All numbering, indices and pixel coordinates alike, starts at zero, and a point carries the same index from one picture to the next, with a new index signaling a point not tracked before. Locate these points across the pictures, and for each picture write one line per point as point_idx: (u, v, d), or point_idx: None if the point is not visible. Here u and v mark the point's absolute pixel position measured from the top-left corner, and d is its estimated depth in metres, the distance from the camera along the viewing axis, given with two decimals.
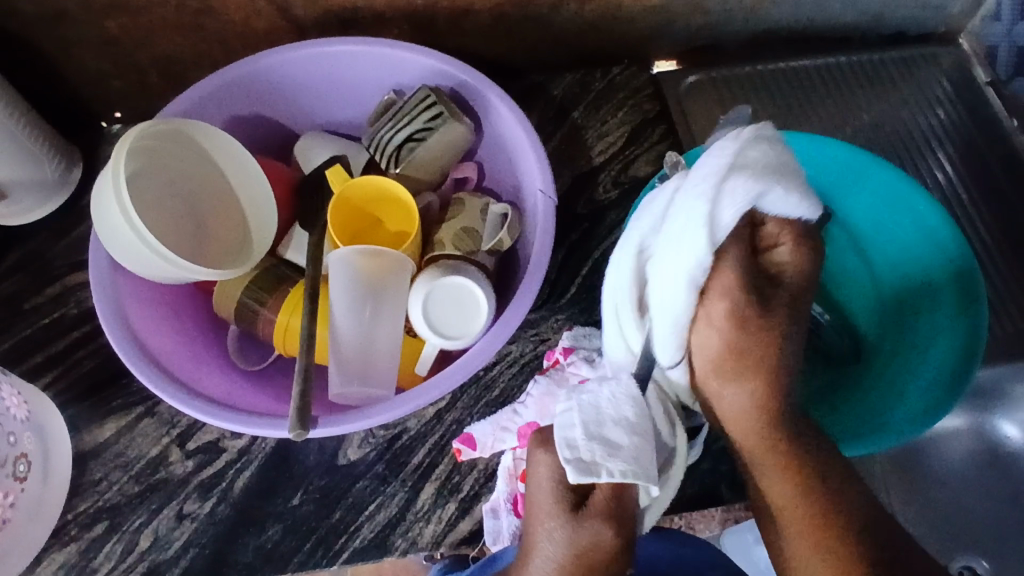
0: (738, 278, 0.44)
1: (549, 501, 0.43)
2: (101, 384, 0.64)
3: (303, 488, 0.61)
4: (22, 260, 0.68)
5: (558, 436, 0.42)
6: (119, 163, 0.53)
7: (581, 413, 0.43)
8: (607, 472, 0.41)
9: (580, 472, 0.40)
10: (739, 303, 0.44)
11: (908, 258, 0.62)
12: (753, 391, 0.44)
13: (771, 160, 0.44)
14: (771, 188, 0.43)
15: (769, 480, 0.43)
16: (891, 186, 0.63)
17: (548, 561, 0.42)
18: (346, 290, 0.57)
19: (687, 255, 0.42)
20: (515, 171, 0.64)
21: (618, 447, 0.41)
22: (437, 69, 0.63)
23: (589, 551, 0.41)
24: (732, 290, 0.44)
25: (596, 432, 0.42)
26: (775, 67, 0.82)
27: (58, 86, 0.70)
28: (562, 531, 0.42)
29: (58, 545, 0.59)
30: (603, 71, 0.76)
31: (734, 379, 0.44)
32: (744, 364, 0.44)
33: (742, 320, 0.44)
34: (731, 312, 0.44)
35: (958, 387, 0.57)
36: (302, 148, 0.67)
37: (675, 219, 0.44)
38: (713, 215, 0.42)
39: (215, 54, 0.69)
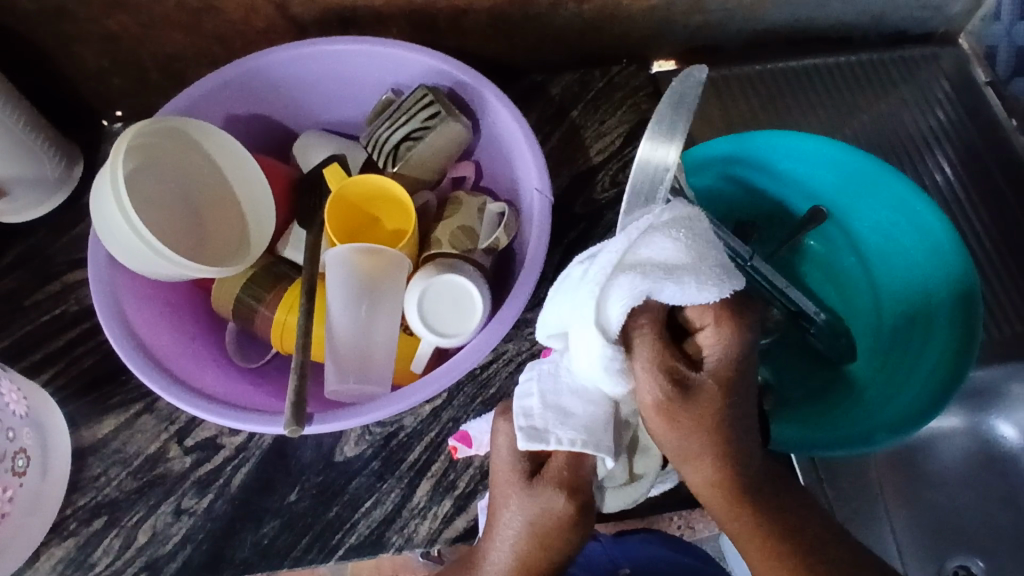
0: (662, 360, 0.41)
1: (506, 471, 0.44)
2: (101, 380, 0.64)
3: (300, 484, 0.61)
4: (23, 256, 0.68)
5: (516, 406, 0.44)
6: (117, 161, 0.53)
7: (539, 382, 0.44)
8: (557, 439, 0.42)
9: (530, 439, 0.42)
10: (670, 394, 0.41)
11: (910, 263, 0.62)
12: (708, 468, 0.42)
13: (669, 253, 0.41)
14: (664, 283, 0.40)
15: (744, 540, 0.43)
16: (894, 191, 0.61)
17: (508, 531, 0.43)
18: (344, 288, 0.58)
19: (587, 355, 0.41)
20: (512, 170, 0.64)
21: (570, 416, 0.42)
22: (436, 68, 0.63)
23: (544, 518, 0.42)
24: (656, 373, 0.41)
25: (552, 402, 0.43)
26: (773, 67, 0.82)
27: (59, 84, 0.70)
28: (518, 498, 0.43)
29: (57, 540, 0.60)
30: (602, 71, 0.77)
31: (687, 465, 0.42)
32: (690, 453, 0.41)
33: (671, 407, 0.41)
34: (660, 404, 0.41)
35: (945, 398, 0.55)
36: (301, 147, 0.68)
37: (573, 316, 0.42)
38: (602, 315, 0.40)
39: (215, 52, 0.70)
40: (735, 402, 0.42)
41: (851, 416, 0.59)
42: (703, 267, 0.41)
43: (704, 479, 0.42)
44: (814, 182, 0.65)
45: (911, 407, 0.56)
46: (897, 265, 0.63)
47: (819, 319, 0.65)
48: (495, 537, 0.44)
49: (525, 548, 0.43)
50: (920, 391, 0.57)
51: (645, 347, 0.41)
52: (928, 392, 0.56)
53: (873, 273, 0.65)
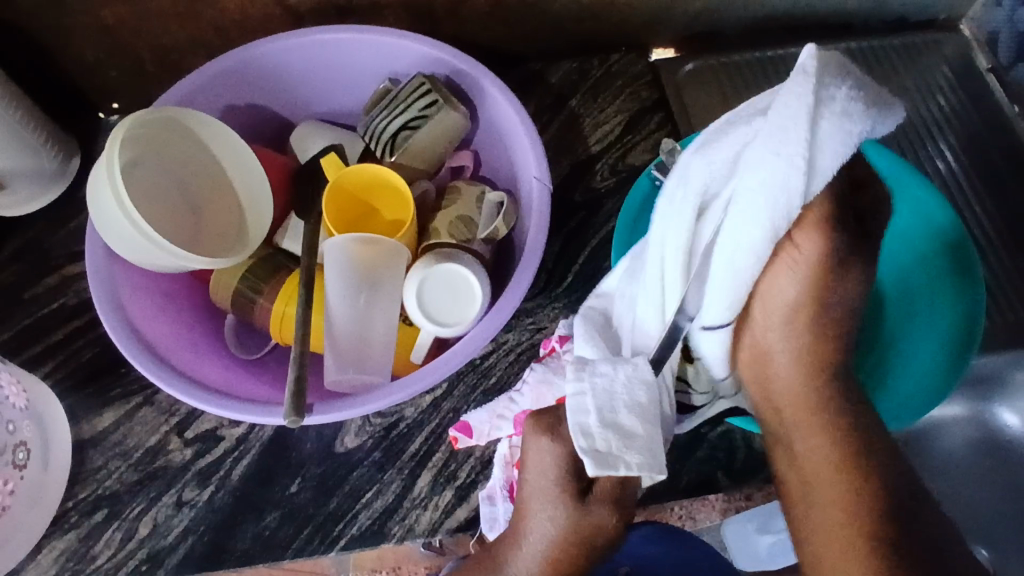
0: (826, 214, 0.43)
1: (553, 491, 0.46)
2: (101, 373, 0.64)
3: (301, 475, 0.61)
4: (21, 250, 0.68)
5: (572, 424, 0.43)
6: (113, 151, 0.53)
7: (595, 398, 0.44)
8: (624, 465, 0.42)
9: (599, 465, 0.42)
10: (822, 246, 0.44)
11: (896, 235, 0.62)
12: (802, 353, 0.46)
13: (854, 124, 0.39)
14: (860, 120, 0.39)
15: (811, 441, 0.44)
16: (892, 171, 0.60)
17: (542, 541, 0.46)
18: (342, 277, 0.58)
19: (770, 202, 0.40)
20: (510, 158, 0.64)
21: (633, 437, 0.43)
22: (433, 56, 0.63)
23: (588, 535, 0.45)
24: (823, 225, 0.43)
25: (611, 421, 0.43)
26: (775, 54, 0.81)
27: (54, 76, 0.70)
28: (565, 517, 0.45)
29: (58, 533, 0.60)
30: (601, 59, 0.76)
31: (799, 331, 0.46)
32: (808, 325, 0.46)
33: (824, 269, 0.45)
34: (816, 259, 0.44)
35: (960, 364, 0.57)
36: (298, 138, 0.68)
37: (755, 164, 0.40)
38: (810, 160, 0.39)
39: (212, 43, 0.69)
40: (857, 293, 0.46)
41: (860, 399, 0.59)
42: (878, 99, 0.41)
43: (801, 362, 0.46)
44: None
45: (926, 380, 0.58)
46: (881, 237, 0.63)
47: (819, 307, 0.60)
48: (527, 544, 0.46)
49: (558, 559, 0.46)
50: (932, 356, 0.58)
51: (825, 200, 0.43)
52: (945, 357, 0.58)
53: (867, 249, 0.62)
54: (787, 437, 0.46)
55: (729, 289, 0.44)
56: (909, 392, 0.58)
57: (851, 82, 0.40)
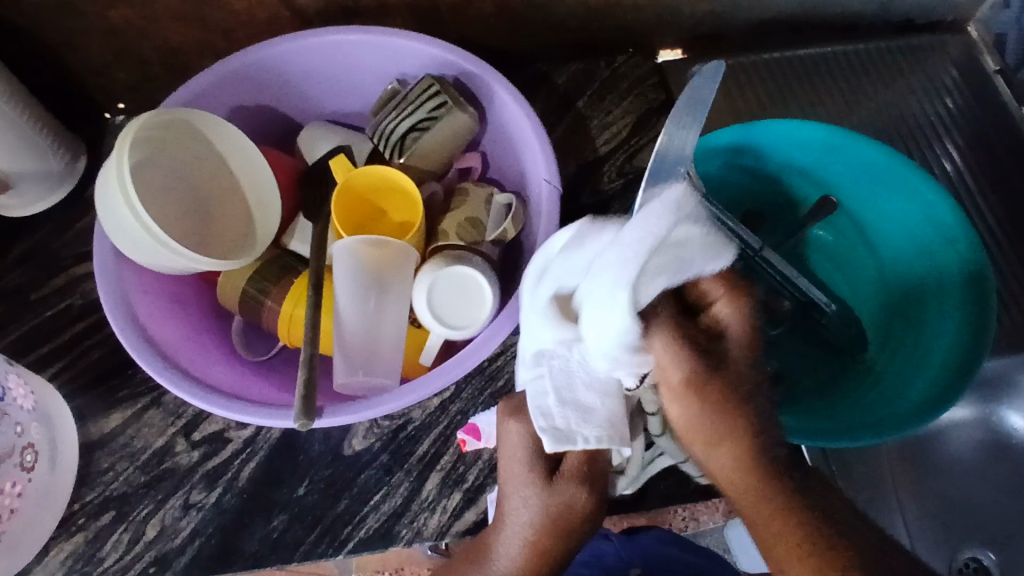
0: (676, 332, 0.40)
1: (525, 469, 0.46)
2: (108, 375, 0.64)
3: (309, 478, 0.61)
4: (28, 252, 0.68)
5: (533, 406, 0.43)
6: (123, 152, 0.53)
7: (553, 378, 0.44)
8: (584, 439, 0.42)
9: (557, 440, 0.42)
10: (690, 368, 0.39)
11: (908, 234, 0.62)
12: (732, 452, 0.40)
13: (676, 215, 0.40)
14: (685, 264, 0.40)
15: (768, 527, 0.40)
16: (894, 171, 0.60)
17: (520, 524, 0.45)
18: (351, 279, 0.57)
19: (613, 322, 0.40)
20: (519, 160, 0.64)
21: (590, 411, 0.43)
22: (442, 58, 0.63)
23: (563, 514, 0.44)
24: (675, 344, 0.40)
25: (569, 399, 0.43)
26: (782, 55, 0.81)
27: (61, 77, 0.70)
28: (538, 496, 0.45)
29: (65, 535, 0.60)
30: (607, 60, 0.76)
31: (708, 447, 0.41)
32: (713, 432, 0.40)
33: (698, 385, 0.39)
34: (685, 381, 0.39)
35: (956, 387, 0.54)
36: (306, 139, 0.67)
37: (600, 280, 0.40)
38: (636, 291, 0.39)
39: (219, 44, 0.69)
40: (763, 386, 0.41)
41: (864, 408, 0.57)
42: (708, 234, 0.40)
43: (731, 464, 0.40)
44: (797, 165, 0.63)
45: (926, 396, 0.55)
46: (901, 244, 0.63)
47: (831, 310, 0.64)
48: (507, 529, 0.46)
49: (536, 543, 0.44)
50: (937, 375, 0.56)
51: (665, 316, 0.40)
52: (941, 380, 0.55)
53: (877, 248, 0.65)
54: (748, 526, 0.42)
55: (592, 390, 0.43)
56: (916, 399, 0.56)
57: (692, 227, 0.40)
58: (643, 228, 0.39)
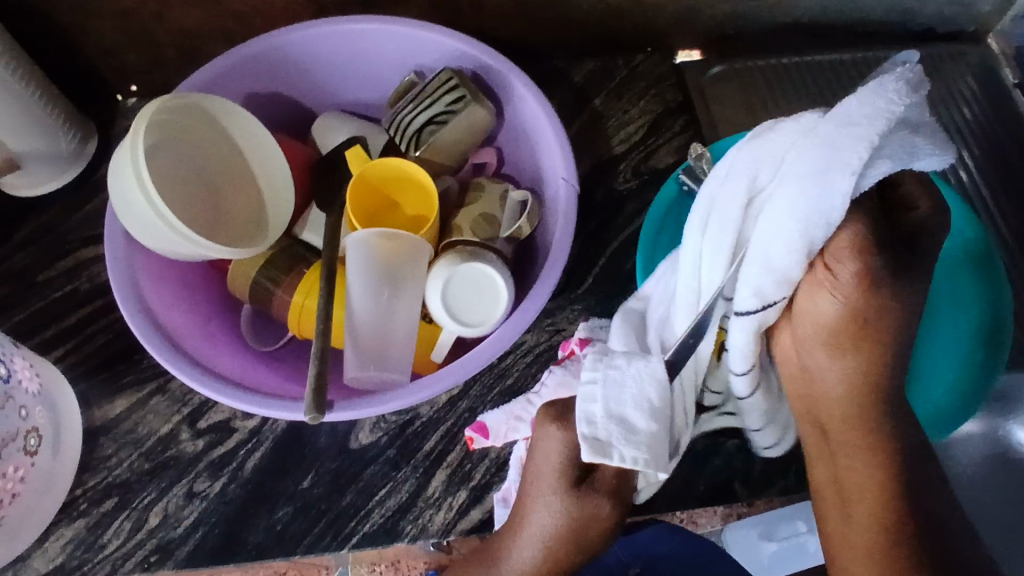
0: (854, 244, 0.42)
1: (551, 478, 0.46)
2: (114, 360, 0.63)
3: (314, 470, 0.60)
4: (34, 233, 0.67)
5: (578, 410, 0.44)
6: (137, 134, 0.52)
7: (602, 389, 0.44)
8: (620, 455, 0.43)
9: (594, 452, 0.43)
10: (862, 269, 0.43)
11: None
12: (851, 366, 0.45)
13: (911, 98, 0.40)
14: (915, 152, 0.41)
15: (854, 463, 0.45)
16: None
17: (541, 529, 0.47)
18: (364, 272, 0.57)
19: (817, 194, 0.40)
20: (535, 157, 0.63)
21: (634, 430, 0.43)
22: (460, 51, 0.62)
23: (585, 521, 0.46)
24: (848, 253, 0.42)
25: (616, 413, 0.44)
26: (801, 60, 0.80)
27: (73, 58, 0.69)
28: (560, 505, 0.46)
29: (66, 520, 0.59)
30: (625, 59, 0.75)
31: (842, 350, 0.45)
32: (851, 339, 0.45)
33: (868, 284, 0.43)
34: (858, 276, 0.43)
35: (989, 376, 0.57)
36: (321, 128, 0.67)
37: (812, 149, 0.41)
38: (867, 162, 0.40)
39: (234, 29, 0.68)
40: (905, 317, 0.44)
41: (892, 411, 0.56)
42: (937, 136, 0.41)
43: (849, 374, 0.45)
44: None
45: (960, 388, 0.57)
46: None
47: None
48: (526, 532, 0.48)
49: (555, 548, 0.47)
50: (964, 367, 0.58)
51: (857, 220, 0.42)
52: (962, 382, 0.57)
53: None
54: (832, 453, 0.46)
55: (762, 280, 0.43)
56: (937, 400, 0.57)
57: (922, 122, 0.41)
58: (878, 104, 0.40)
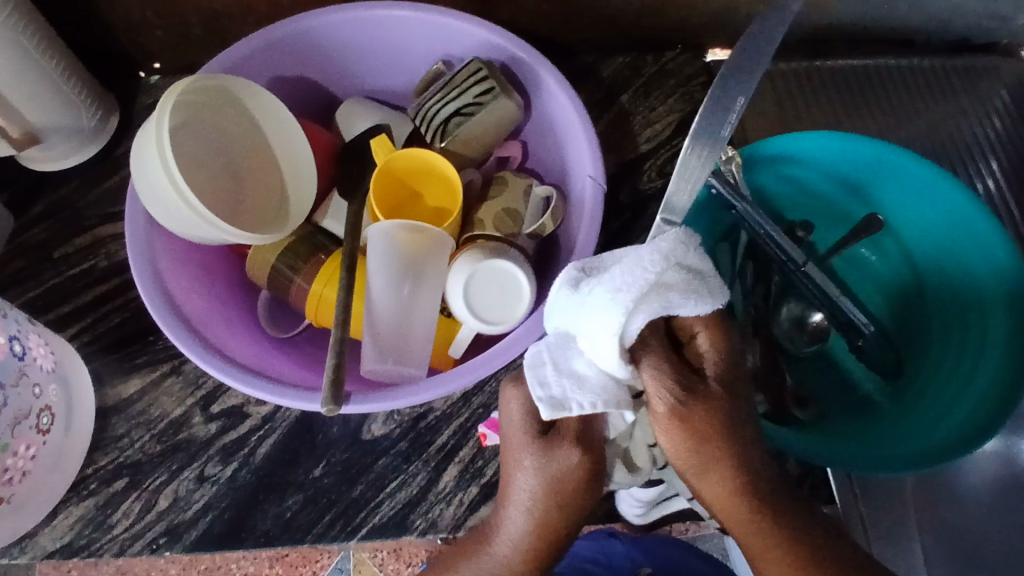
0: (666, 375, 0.41)
1: (521, 436, 0.45)
2: (129, 339, 0.63)
3: (326, 459, 0.60)
4: (54, 207, 0.67)
5: (528, 376, 0.43)
6: (164, 114, 0.51)
7: (550, 351, 0.43)
8: (579, 405, 0.41)
9: (552, 409, 0.41)
10: (682, 402, 0.41)
11: (952, 251, 0.59)
12: (722, 481, 0.42)
13: (667, 262, 0.41)
14: (680, 304, 0.41)
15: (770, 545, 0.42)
16: (933, 185, 0.58)
17: (525, 493, 0.44)
18: (385, 264, 0.56)
19: (605, 349, 0.40)
20: (563, 153, 0.62)
21: (586, 379, 0.42)
22: (491, 41, 0.61)
23: (564, 478, 0.43)
24: (664, 385, 0.41)
25: (566, 368, 0.42)
26: (833, 63, 0.79)
27: (98, 32, 0.68)
28: (537, 461, 0.44)
29: (76, 499, 0.59)
30: (655, 55, 0.74)
31: (697, 474, 0.42)
32: (700, 462, 0.42)
33: (685, 413, 0.41)
34: (671, 411, 0.41)
35: (996, 423, 0.52)
36: (346, 115, 0.66)
37: (588, 311, 0.41)
38: (628, 321, 0.40)
39: (261, 9, 0.67)
40: (739, 422, 0.42)
41: (888, 442, 0.55)
42: (700, 285, 0.41)
43: (723, 490, 0.42)
44: (825, 168, 0.60)
45: (966, 420, 0.53)
46: (945, 265, 0.60)
47: (869, 331, 0.61)
48: (512, 500, 0.45)
49: (544, 512, 0.44)
50: (973, 409, 0.54)
51: (654, 356, 0.41)
52: (988, 398, 0.54)
53: (919, 267, 0.63)
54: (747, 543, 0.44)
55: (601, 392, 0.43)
56: (961, 417, 0.54)
57: (686, 273, 0.42)
58: (637, 269, 0.41)
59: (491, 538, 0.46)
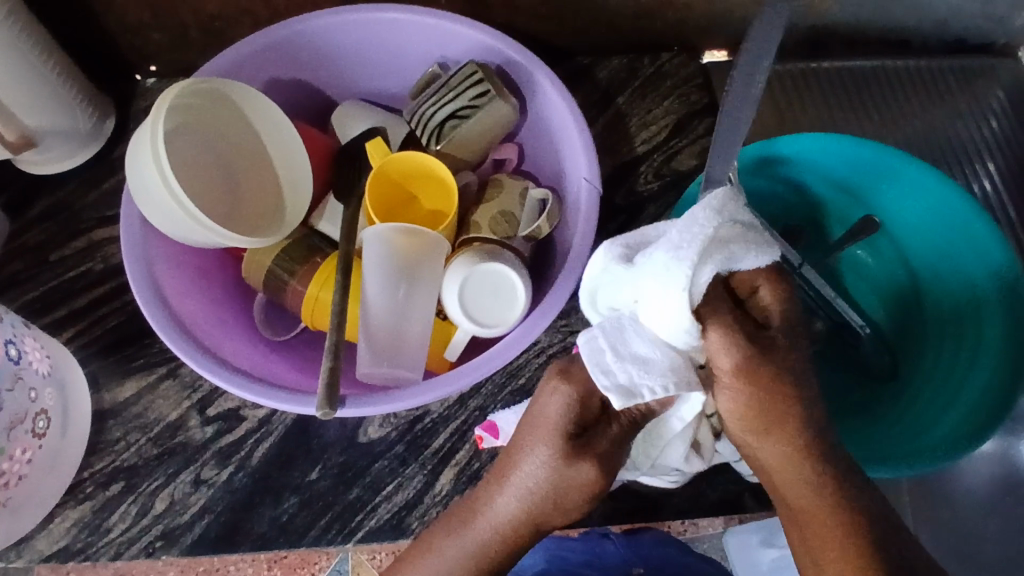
0: (731, 329, 0.41)
1: (549, 430, 0.43)
2: (125, 342, 0.63)
3: (322, 462, 0.60)
4: (49, 210, 0.67)
5: (590, 365, 0.42)
6: (158, 118, 0.51)
7: (605, 337, 0.43)
8: (649, 390, 0.41)
9: (624, 397, 0.41)
10: (748, 357, 0.41)
11: (946, 251, 0.60)
12: (784, 441, 0.42)
13: (722, 218, 0.43)
14: (740, 254, 0.42)
15: (823, 531, 0.42)
16: (924, 185, 0.58)
17: (527, 483, 0.43)
18: (381, 267, 0.56)
19: (673, 302, 0.41)
20: (558, 156, 0.62)
21: (650, 361, 0.42)
22: (486, 44, 0.61)
23: (571, 487, 0.43)
24: (731, 342, 0.41)
25: (627, 353, 0.42)
26: (833, 67, 0.78)
27: (94, 35, 0.68)
28: (552, 463, 0.42)
29: (72, 503, 0.59)
30: (651, 57, 0.74)
31: (761, 433, 0.42)
32: (766, 419, 0.41)
33: (750, 369, 0.41)
34: (737, 367, 0.41)
35: (990, 424, 0.52)
36: (341, 117, 0.66)
37: (649, 272, 0.42)
38: (694, 271, 0.41)
39: (257, 12, 0.67)
40: (801, 379, 0.42)
41: (886, 442, 0.55)
42: (757, 237, 0.43)
43: (785, 453, 0.42)
44: (820, 169, 0.61)
45: (976, 407, 0.54)
46: (938, 266, 0.61)
47: (864, 332, 0.61)
48: (510, 484, 0.44)
49: (537, 504, 0.44)
50: (968, 410, 0.54)
51: (720, 316, 0.41)
52: (998, 383, 0.54)
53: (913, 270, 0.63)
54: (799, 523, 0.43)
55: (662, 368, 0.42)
56: (969, 407, 0.54)
57: (740, 228, 0.43)
58: (693, 227, 0.42)
59: (476, 511, 0.46)
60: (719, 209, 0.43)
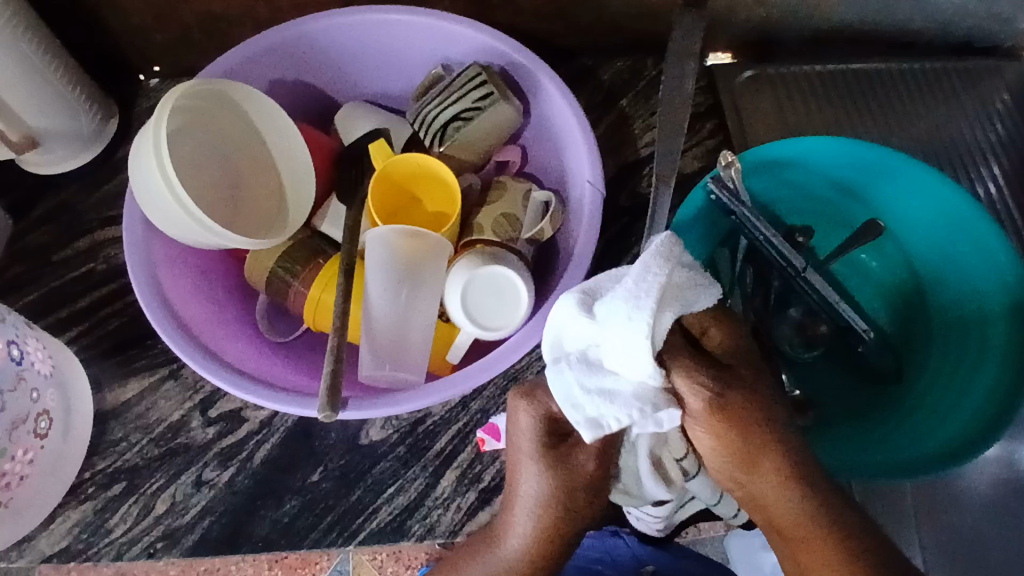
0: (695, 370, 0.43)
1: (530, 448, 0.45)
2: (128, 343, 0.63)
3: (323, 464, 0.60)
4: (52, 211, 0.67)
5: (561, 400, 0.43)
6: (160, 120, 0.51)
7: (574, 371, 0.43)
8: (616, 422, 0.42)
9: (592, 430, 0.42)
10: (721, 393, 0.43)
11: (948, 252, 0.59)
12: (769, 469, 0.44)
13: (672, 264, 0.43)
14: (689, 301, 0.43)
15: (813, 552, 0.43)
16: (929, 188, 0.57)
17: (534, 500, 0.45)
18: (382, 270, 0.56)
19: (638, 350, 0.41)
20: (561, 158, 0.62)
21: (617, 394, 0.43)
22: (490, 46, 0.61)
23: (574, 487, 0.45)
24: (698, 383, 0.43)
25: (595, 386, 0.43)
26: (835, 68, 0.78)
27: (98, 36, 0.68)
28: (547, 473, 0.44)
29: (74, 503, 0.59)
30: (655, 59, 0.74)
31: (747, 466, 0.44)
32: (745, 452, 0.44)
33: (722, 407, 0.43)
34: (710, 406, 0.43)
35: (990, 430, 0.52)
36: (344, 118, 0.66)
37: (611, 318, 0.42)
38: (654, 324, 0.41)
39: (261, 13, 0.67)
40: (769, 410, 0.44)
41: (887, 444, 0.55)
42: (702, 280, 0.44)
43: (774, 479, 0.44)
44: (824, 172, 0.60)
45: (978, 415, 0.54)
46: (943, 267, 0.60)
47: (869, 337, 0.61)
48: (518, 507, 0.45)
49: (551, 516, 0.45)
50: (971, 416, 0.54)
51: (679, 358, 0.43)
52: (1000, 389, 0.54)
53: (918, 273, 0.62)
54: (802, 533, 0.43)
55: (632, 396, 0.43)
56: (970, 413, 0.54)
57: (687, 270, 0.44)
58: (649, 278, 0.42)
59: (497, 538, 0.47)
60: (670, 255, 0.43)
